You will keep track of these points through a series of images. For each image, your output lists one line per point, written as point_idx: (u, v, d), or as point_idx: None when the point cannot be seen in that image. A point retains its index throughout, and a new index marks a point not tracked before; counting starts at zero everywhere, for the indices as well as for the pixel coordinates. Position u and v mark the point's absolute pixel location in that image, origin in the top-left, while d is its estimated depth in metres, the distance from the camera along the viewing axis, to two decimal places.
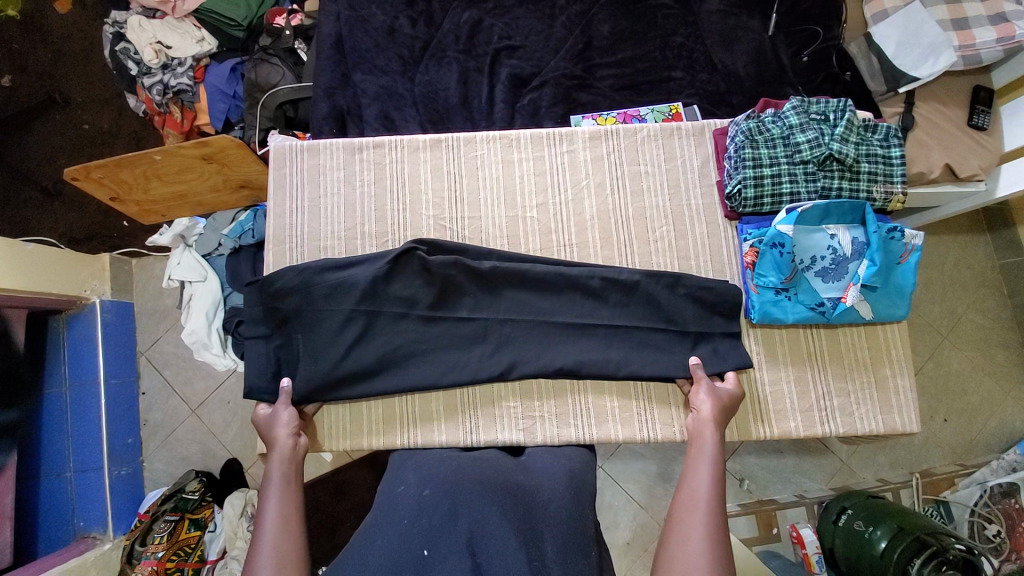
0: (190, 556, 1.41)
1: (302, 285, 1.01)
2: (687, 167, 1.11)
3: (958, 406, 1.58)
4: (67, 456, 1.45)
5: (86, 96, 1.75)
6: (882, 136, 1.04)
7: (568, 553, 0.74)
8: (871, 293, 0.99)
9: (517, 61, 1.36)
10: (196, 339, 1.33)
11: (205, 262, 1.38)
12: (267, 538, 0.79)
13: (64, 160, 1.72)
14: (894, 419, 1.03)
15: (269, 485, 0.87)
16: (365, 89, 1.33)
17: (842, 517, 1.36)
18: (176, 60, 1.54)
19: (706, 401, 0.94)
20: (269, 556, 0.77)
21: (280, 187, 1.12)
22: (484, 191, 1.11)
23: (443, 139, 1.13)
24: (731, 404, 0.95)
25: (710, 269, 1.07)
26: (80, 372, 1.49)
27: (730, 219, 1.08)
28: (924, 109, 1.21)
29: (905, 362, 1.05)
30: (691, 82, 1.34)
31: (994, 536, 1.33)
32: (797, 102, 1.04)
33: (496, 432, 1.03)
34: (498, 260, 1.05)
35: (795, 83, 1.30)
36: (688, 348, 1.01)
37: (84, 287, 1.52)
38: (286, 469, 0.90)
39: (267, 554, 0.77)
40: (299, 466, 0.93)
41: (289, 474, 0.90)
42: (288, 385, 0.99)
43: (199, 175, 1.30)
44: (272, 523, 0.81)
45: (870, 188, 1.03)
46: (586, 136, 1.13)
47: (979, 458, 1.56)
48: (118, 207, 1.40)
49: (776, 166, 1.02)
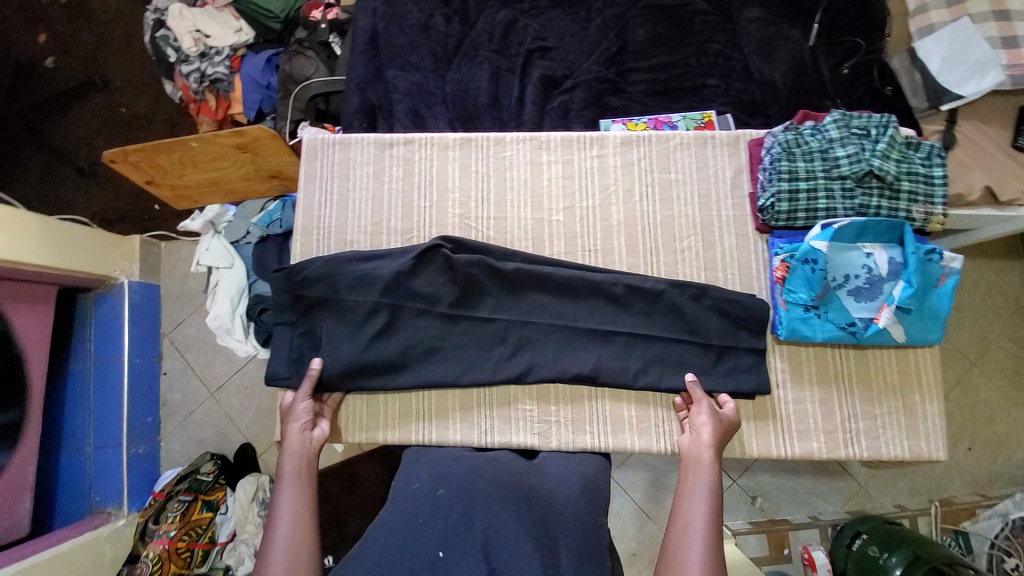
0: (201, 537, 1.44)
1: (326, 276, 1.02)
2: (719, 178, 1.09)
3: (983, 436, 1.53)
4: (87, 431, 1.50)
5: (125, 81, 1.80)
6: (924, 155, 1.01)
7: (582, 564, 0.73)
8: (906, 316, 0.96)
9: (550, 63, 1.36)
10: (221, 324, 1.36)
11: (233, 249, 1.40)
12: (280, 537, 0.80)
13: (101, 142, 1.76)
14: (921, 445, 0.99)
15: (282, 481, 0.88)
16: (397, 85, 1.35)
17: (856, 541, 1.33)
18: (213, 49, 1.57)
19: (707, 424, 0.93)
20: (281, 558, 0.78)
21: (310, 179, 1.14)
22: (512, 191, 1.11)
23: (472, 139, 1.13)
24: (730, 427, 0.94)
25: (737, 282, 1.05)
26: (105, 349, 1.54)
27: (761, 233, 1.06)
28: (967, 128, 1.18)
29: (935, 388, 1.01)
30: (726, 91, 1.32)
31: (1012, 570, 1.29)
32: (838, 116, 1.02)
33: (511, 434, 1.02)
34: (522, 262, 1.05)
35: (833, 96, 1.27)
36: (710, 360, 0.99)
37: (113, 267, 1.56)
38: (298, 464, 0.91)
39: (280, 555, 0.78)
40: (310, 460, 0.93)
41: (301, 470, 0.90)
42: (317, 367, 0.98)
43: (231, 164, 1.32)
44: (285, 523, 0.82)
45: (909, 208, 1.00)
46: (617, 142, 1.12)
47: (1004, 490, 1.50)
48: (152, 190, 1.43)
49: (812, 181, 1.00)
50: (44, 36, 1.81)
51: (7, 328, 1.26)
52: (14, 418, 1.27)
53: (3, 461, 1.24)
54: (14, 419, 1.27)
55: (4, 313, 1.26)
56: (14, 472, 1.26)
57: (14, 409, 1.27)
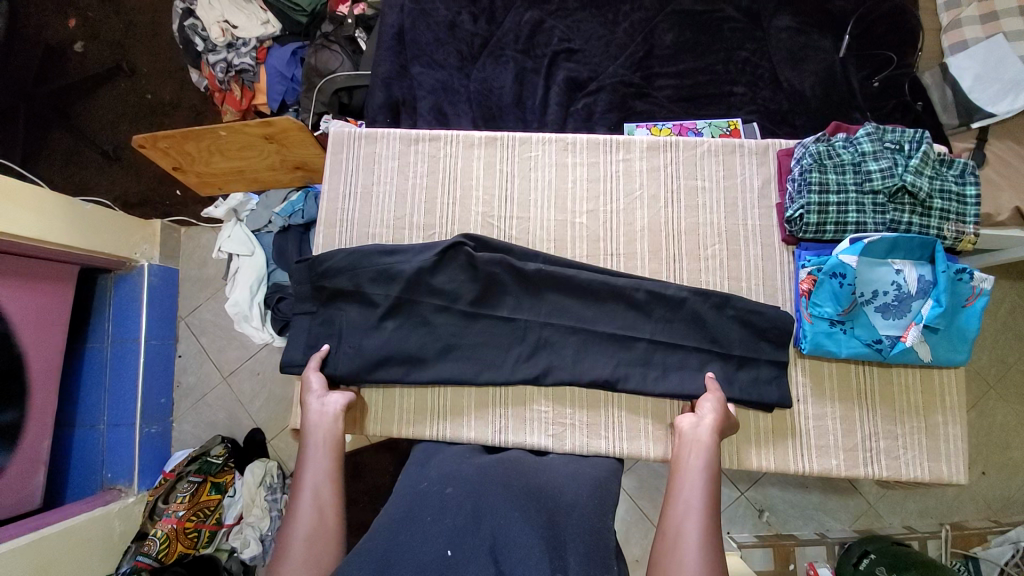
0: (208, 518, 1.45)
1: (348, 268, 1.02)
2: (746, 186, 1.08)
3: (999, 461, 1.49)
4: (102, 409, 1.52)
5: (150, 67, 1.82)
6: (957, 172, 1.00)
7: (592, 564, 0.71)
8: (933, 335, 0.95)
9: (575, 65, 1.36)
10: (238, 311, 1.37)
11: (254, 237, 1.42)
12: (302, 512, 0.79)
13: (126, 125, 1.79)
14: (942, 468, 0.98)
15: (307, 461, 0.87)
16: (422, 82, 1.35)
17: (863, 561, 1.30)
18: (241, 40, 1.59)
19: (712, 410, 0.91)
20: (302, 537, 0.76)
21: (335, 171, 1.14)
22: (536, 192, 1.11)
23: (499, 138, 1.13)
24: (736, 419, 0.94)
25: (761, 292, 1.04)
26: (123, 331, 1.56)
27: (787, 244, 1.05)
28: (999, 147, 1.16)
29: (959, 410, 0.99)
30: (753, 99, 1.31)
31: None
32: (871, 129, 1.01)
33: (525, 435, 1.02)
34: (543, 263, 1.04)
35: (862, 109, 1.25)
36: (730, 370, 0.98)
37: (134, 250, 1.58)
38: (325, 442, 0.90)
39: (301, 529, 0.76)
40: (333, 430, 0.92)
41: (324, 441, 0.90)
42: (324, 348, 1.01)
43: (258, 153, 1.33)
44: (308, 497, 0.81)
45: (940, 226, 0.98)
46: (644, 146, 1.11)
47: (1017, 517, 1.47)
48: (179, 176, 1.45)
49: (843, 194, 0.98)
50: (75, 20, 1.84)
51: (32, 306, 1.28)
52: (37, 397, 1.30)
53: (3, 462, 1.22)
54: (42, 395, 1.31)
55: (29, 288, 1.27)
56: (32, 447, 1.29)
57: (35, 386, 1.29)
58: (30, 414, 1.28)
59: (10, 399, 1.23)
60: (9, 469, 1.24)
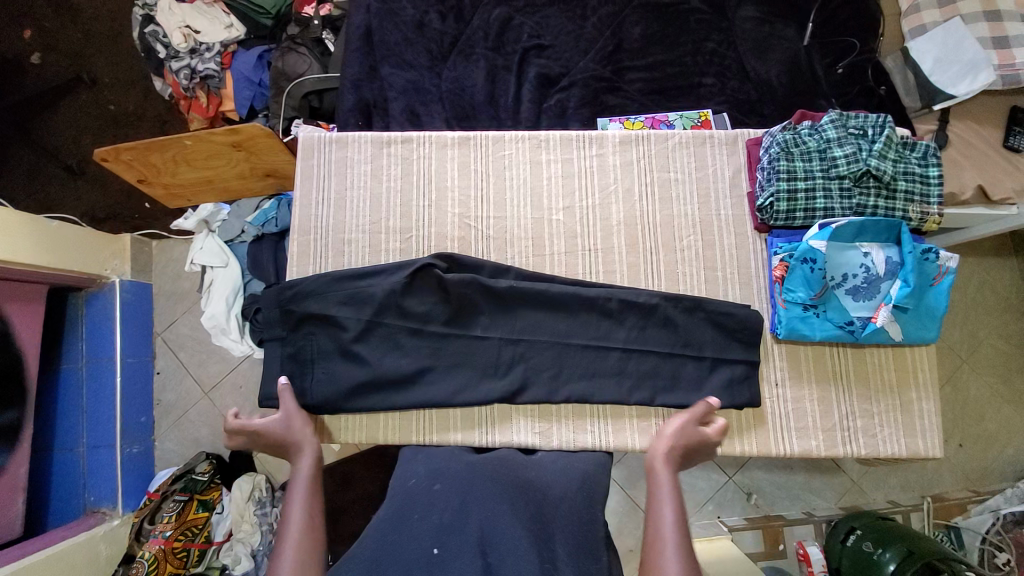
0: (197, 536, 1.42)
1: (317, 292, 1.03)
2: (718, 176, 1.09)
3: (974, 433, 1.55)
4: (81, 431, 1.48)
5: (113, 78, 1.77)
6: (920, 155, 1.02)
7: (579, 556, 0.72)
8: (903, 315, 0.97)
9: (546, 61, 1.35)
10: (216, 324, 1.35)
11: (227, 248, 1.38)
12: (290, 545, 0.77)
13: (89, 139, 1.73)
14: (917, 443, 1.00)
15: (295, 488, 0.86)
16: (393, 83, 1.34)
17: (850, 537, 1.34)
18: (204, 45, 1.55)
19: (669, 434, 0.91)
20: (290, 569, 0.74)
21: (306, 178, 1.11)
22: (511, 190, 1.10)
23: (471, 137, 1.12)
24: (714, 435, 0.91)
25: (737, 282, 1.05)
26: (97, 349, 1.52)
27: (760, 232, 1.07)
28: (961, 128, 1.20)
29: (932, 386, 1.02)
30: (722, 89, 1.32)
31: (1004, 565, 1.29)
32: (835, 116, 1.02)
33: (511, 433, 1.02)
34: (516, 277, 1.04)
35: (828, 95, 1.28)
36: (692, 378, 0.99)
37: (105, 266, 1.55)
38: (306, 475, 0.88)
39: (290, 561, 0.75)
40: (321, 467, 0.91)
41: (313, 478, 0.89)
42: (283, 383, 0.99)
43: (226, 162, 1.29)
44: (295, 530, 0.79)
45: (905, 208, 1.00)
46: (616, 141, 1.11)
47: (994, 485, 1.52)
48: (144, 189, 1.39)
49: (810, 180, 1.00)
50: (29, 32, 1.77)
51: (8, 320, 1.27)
52: (14, 417, 1.28)
53: (3, 461, 1.24)
54: (13, 420, 1.27)
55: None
56: (11, 472, 1.26)
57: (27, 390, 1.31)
58: (23, 412, 1.30)
59: (9, 400, 1.27)
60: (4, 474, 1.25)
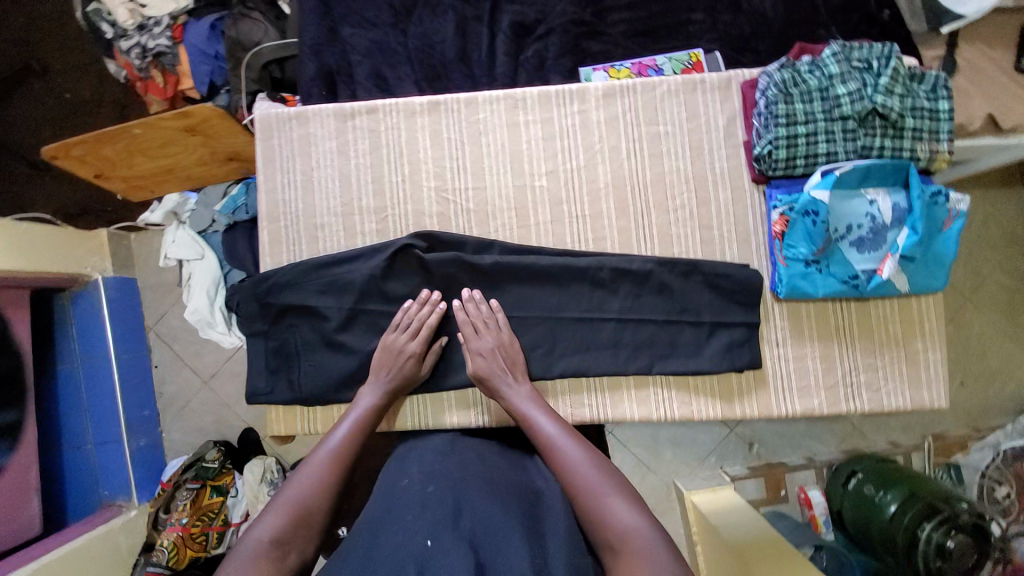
0: (214, 520, 1.45)
1: (293, 282, 0.98)
2: (711, 126, 1.01)
3: (976, 370, 1.54)
4: (86, 430, 1.48)
5: (62, 63, 1.64)
6: (930, 87, 0.93)
7: (573, 555, 0.68)
8: (910, 265, 0.92)
9: (520, 6, 1.23)
10: (199, 318, 1.31)
11: (201, 239, 1.32)
12: (312, 463, 0.81)
13: (49, 130, 1.63)
14: (922, 394, 0.98)
15: (347, 415, 0.90)
16: (355, 45, 1.23)
17: (851, 480, 1.35)
18: (152, 20, 1.42)
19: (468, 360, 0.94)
20: (303, 483, 0.79)
21: (269, 160, 1.04)
22: (488, 158, 1.03)
23: (442, 101, 1.03)
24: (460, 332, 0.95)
25: (734, 239, 1.00)
26: (90, 348, 1.49)
27: (758, 183, 1.00)
28: (969, 51, 1.09)
29: (939, 335, 0.99)
30: (713, 26, 1.21)
31: (1004, 499, 1.27)
32: (837, 49, 0.93)
33: (508, 414, 1.00)
34: (501, 251, 0.99)
35: (828, 25, 1.17)
36: (471, 322, 0.95)
37: (84, 264, 1.48)
38: (356, 426, 0.88)
39: (305, 477, 0.79)
40: (377, 410, 0.91)
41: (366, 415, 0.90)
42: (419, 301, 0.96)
43: (182, 149, 1.21)
44: (323, 452, 0.83)
45: (913, 147, 0.92)
46: (599, 94, 1.02)
47: (995, 421, 1.52)
48: (103, 184, 1.32)
49: (812, 124, 0.91)
50: None
51: None
52: (14, 417, 1.26)
53: (3, 461, 1.22)
54: (13, 420, 1.26)
55: None
56: (16, 477, 1.24)
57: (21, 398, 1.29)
58: (23, 412, 1.28)
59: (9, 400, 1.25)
60: (8, 471, 1.23)
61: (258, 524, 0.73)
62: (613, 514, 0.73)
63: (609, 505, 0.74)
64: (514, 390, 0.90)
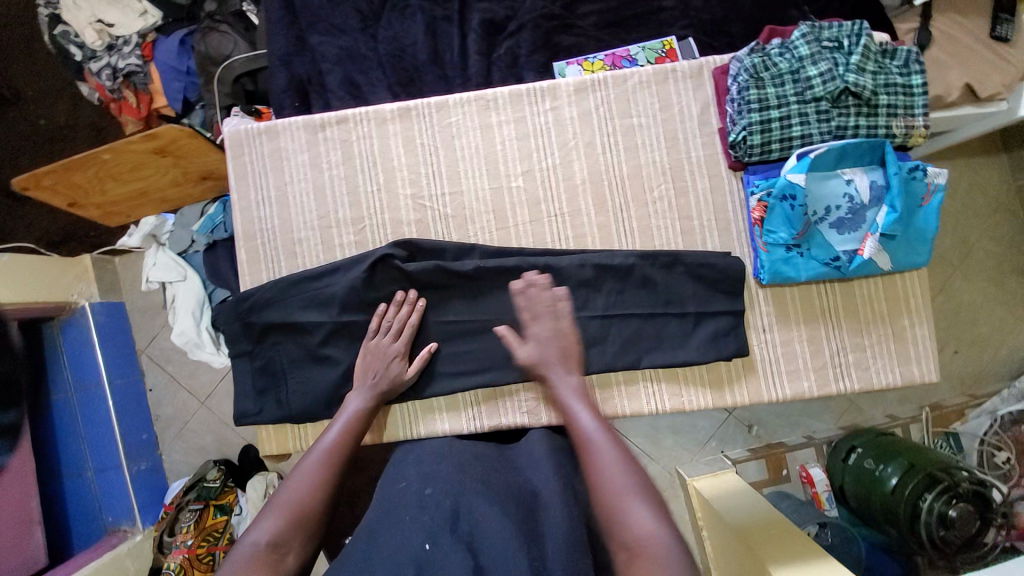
0: (219, 540, 1.43)
1: (275, 300, 0.98)
2: (685, 115, 1.00)
3: (969, 338, 1.54)
4: (84, 456, 1.47)
5: (36, 89, 1.61)
6: (902, 62, 0.92)
7: (572, 554, 0.67)
8: (891, 243, 0.91)
9: (488, 4, 1.21)
10: (187, 340, 1.29)
11: (183, 260, 1.31)
12: (305, 465, 0.78)
13: (27, 158, 1.61)
14: (912, 370, 0.98)
15: (339, 416, 0.87)
16: (325, 54, 1.21)
17: (851, 455, 1.35)
18: (121, 39, 1.41)
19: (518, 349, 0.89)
20: (299, 484, 0.75)
21: (241, 177, 1.03)
22: (464, 161, 1.01)
23: (412, 107, 1.02)
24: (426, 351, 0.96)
25: (715, 228, 0.99)
26: (83, 376, 1.48)
27: (735, 170, 0.99)
28: (943, 23, 1.08)
29: (924, 311, 0.98)
30: (685, 12, 1.19)
31: (1004, 463, 1.30)
32: (807, 30, 0.92)
33: (499, 417, 0.99)
34: (482, 255, 0.98)
35: (800, 4, 1.16)
36: (529, 307, 0.90)
37: (70, 291, 1.46)
38: (348, 428, 0.85)
39: (299, 478, 0.76)
40: (366, 409, 0.89)
41: (356, 415, 0.87)
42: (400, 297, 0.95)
43: (155, 170, 1.20)
44: (316, 454, 0.80)
45: (888, 124, 0.91)
46: (571, 90, 1.01)
47: (989, 387, 1.53)
48: (78, 212, 1.31)
49: (785, 107, 0.91)
50: None
51: None
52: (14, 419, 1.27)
53: (3, 461, 1.22)
54: (13, 420, 1.26)
55: None
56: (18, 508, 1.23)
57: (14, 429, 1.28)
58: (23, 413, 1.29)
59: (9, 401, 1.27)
60: (8, 473, 1.23)
61: (254, 527, 0.69)
62: (630, 518, 0.66)
63: (628, 508, 0.67)
64: (561, 380, 0.84)
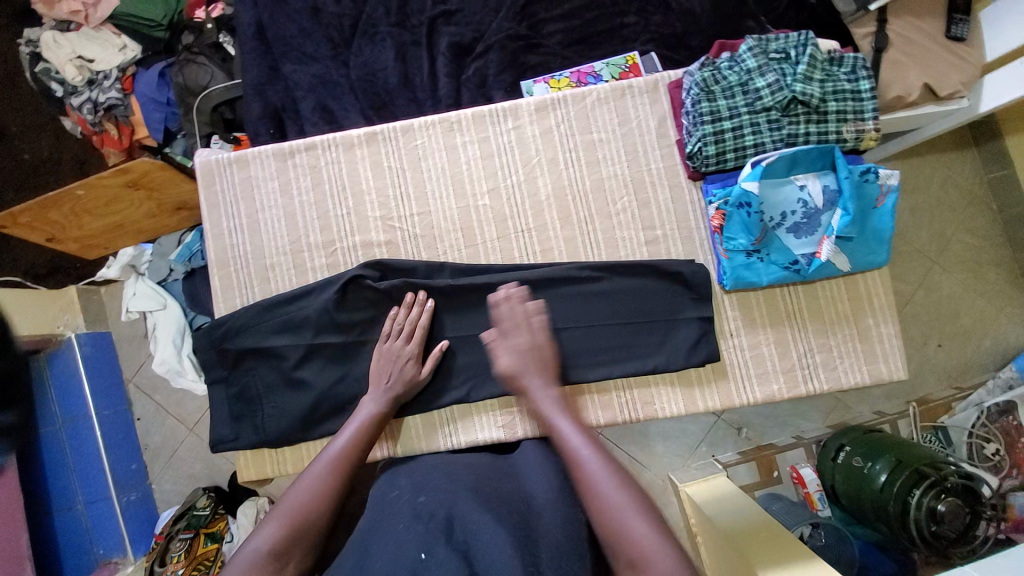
0: (211, 568, 1.40)
1: (248, 326, 0.99)
2: (643, 129, 1.03)
3: (950, 330, 1.55)
4: (74, 490, 1.44)
5: (20, 124, 1.64)
6: (849, 69, 0.95)
7: (563, 560, 0.65)
8: (848, 244, 0.94)
9: (456, 28, 1.24)
10: (168, 368, 1.30)
11: (162, 289, 1.33)
12: (310, 471, 0.76)
13: (12, 194, 1.62)
14: (880, 368, 0.99)
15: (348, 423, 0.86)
16: (298, 81, 1.23)
17: (840, 454, 1.34)
18: (101, 74, 1.42)
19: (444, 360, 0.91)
20: (303, 491, 0.73)
21: (212, 207, 1.04)
22: (430, 181, 1.04)
23: (378, 131, 1.04)
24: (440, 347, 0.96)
25: (678, 237, 1.01)
26: (70, 408, 1.47)
27: (694, 180, 1.01)
28: (897, 25, 1.10)
29: (889, 309, 1.00)
30: (646, 27, 1.23)
31: (993, 455, 1.30)
32: (753, 43, 0.95)
33: (476, 433, 1.00)
34: (451, 274, 1.00)
35: (755, 15, 1.20)
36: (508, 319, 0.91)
37: (55, 323, 1.46)
38: (358, 436, 0.84)
39: (302, 486, 0.74)
40: (380, 416, 0.88)
41: (365, 424, 0.86)
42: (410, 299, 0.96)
43: (129, 205, 1.22)
44: (321, 461, 0.79)
45: (839, 128, 0.94)
46: (532, 108, 1.04)
47: (975, 379, 1.54)
48: (57, 247, 1.32)
49: (736, 118, 0.93)
50: None
51: None
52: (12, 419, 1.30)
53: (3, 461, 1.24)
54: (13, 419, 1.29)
55: None
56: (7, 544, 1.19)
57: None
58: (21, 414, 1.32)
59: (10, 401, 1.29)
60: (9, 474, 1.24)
61: (254, 535, 0.68)
62: (633, 529, 0.65)
63: (628, 519, 0.66)
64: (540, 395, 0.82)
